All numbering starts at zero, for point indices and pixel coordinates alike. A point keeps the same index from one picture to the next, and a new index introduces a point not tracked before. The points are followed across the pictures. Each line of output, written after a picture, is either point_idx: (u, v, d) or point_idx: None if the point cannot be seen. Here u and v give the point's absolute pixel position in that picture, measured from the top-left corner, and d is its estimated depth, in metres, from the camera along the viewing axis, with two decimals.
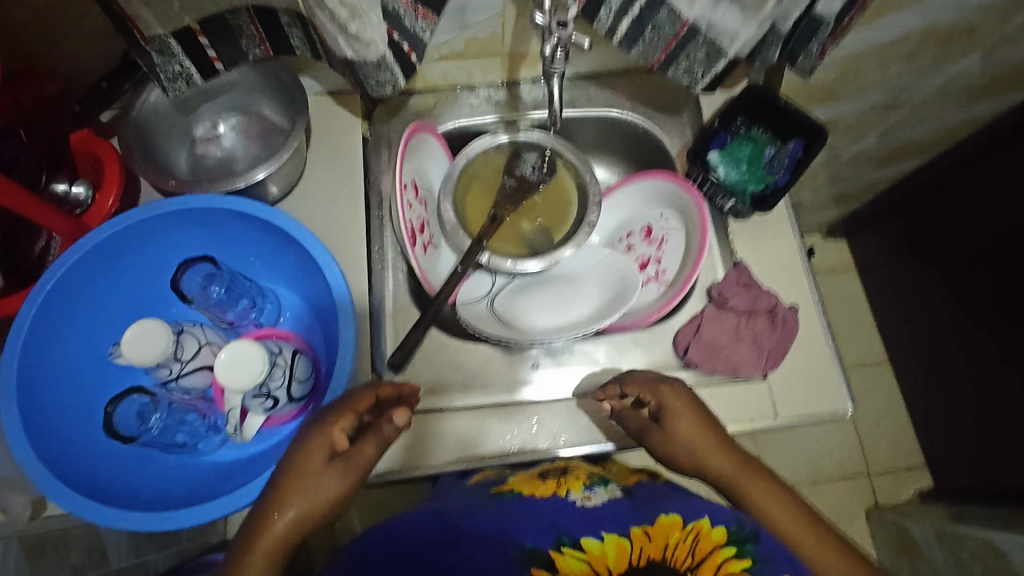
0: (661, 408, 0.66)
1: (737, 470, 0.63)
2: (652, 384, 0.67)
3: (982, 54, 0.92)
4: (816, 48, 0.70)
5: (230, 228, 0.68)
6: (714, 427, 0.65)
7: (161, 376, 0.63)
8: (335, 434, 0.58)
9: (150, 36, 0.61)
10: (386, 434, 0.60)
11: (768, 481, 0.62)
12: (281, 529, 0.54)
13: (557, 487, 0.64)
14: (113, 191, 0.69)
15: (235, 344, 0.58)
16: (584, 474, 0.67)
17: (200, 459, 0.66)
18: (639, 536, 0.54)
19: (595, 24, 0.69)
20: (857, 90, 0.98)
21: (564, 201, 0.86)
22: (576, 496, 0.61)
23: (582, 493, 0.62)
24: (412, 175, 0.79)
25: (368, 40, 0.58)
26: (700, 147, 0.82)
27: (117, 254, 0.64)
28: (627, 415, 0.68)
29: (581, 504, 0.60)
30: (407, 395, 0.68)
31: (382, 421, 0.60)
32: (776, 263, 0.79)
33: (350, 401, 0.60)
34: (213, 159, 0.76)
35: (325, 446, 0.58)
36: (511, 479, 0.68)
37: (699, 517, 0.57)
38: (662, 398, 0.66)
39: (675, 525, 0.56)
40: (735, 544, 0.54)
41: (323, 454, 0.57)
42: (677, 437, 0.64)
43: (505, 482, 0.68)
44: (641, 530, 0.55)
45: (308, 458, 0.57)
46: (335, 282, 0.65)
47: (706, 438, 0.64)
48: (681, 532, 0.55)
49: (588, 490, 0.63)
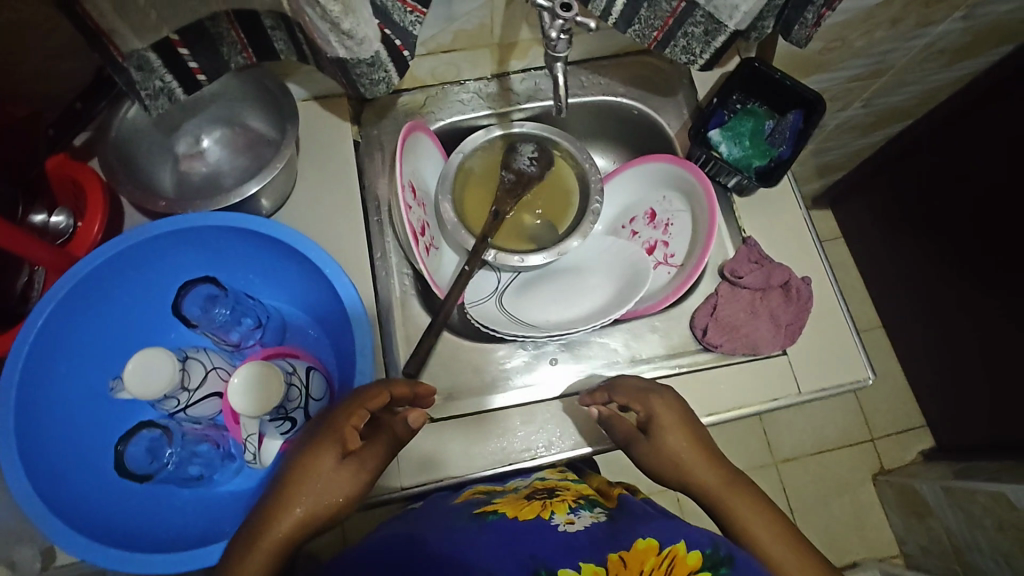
0: (654, 419, 0.63)
1: (722, 484, 0.60)
2: (642, 394, 0.65)
3: (962, 15, 0.92)
4: (812, 16, 0.69)
5: (227, 246, 0.64)
6: (703, 441, 0.62)
7: (169, 408, 0.59)
8: (347, 434, 0.56)
9: (127, 52, 0.57)
10: (397, 434, 0.59)
11: (753, 499, 0.59)
12: (289, 526, 0.52)
13: (540, 509, 0.63)
14: (98, 217, 0.66)
15: (246, 368, 0.54)
16: (569, 496, 0.67)
17: (216, 490, 0.63)
18: (616, 564, 0.52)
19: (589, 6, 0.67)
20: (843, 59, 0.98)
21: (564, 192, 0.84)
22: (558, 520, 0.60)
23: (566, 518, 0.61)
24: (409, 176, 0.76)
25: (361, 36, 0.55)
26: (701, 125, 0.80)
27: (110, 282, 0.61)
28: (614, 423, 0.66)
29: (563, 528, 0.58)
30: (422, 395, 0.64)
31: (393, 419, 0.59)
32: (784, 238, 0.79)
33: (364, 396, 0.57)
34: (199, 175, 0.73)
35: (337, 445, 0.55)
36: (499, 499, 0.66)
37: (676, 541, 0.54)
38: (654, 409, 0.64)
39: (652, 550, 0.54)
40: (711, 570, 0.50)
41: (334, 453, 0.55)
42: (665, 450, 0.62)
43: (491, 502, 0.65)
44: (617, 557, 0.53)
45: (318, 457, 0.55)
46: (346, 293, 0.62)
47: (696, 449, 0.61)
48: (656, 559, 0.53)
49: (572, 513, 0.62)
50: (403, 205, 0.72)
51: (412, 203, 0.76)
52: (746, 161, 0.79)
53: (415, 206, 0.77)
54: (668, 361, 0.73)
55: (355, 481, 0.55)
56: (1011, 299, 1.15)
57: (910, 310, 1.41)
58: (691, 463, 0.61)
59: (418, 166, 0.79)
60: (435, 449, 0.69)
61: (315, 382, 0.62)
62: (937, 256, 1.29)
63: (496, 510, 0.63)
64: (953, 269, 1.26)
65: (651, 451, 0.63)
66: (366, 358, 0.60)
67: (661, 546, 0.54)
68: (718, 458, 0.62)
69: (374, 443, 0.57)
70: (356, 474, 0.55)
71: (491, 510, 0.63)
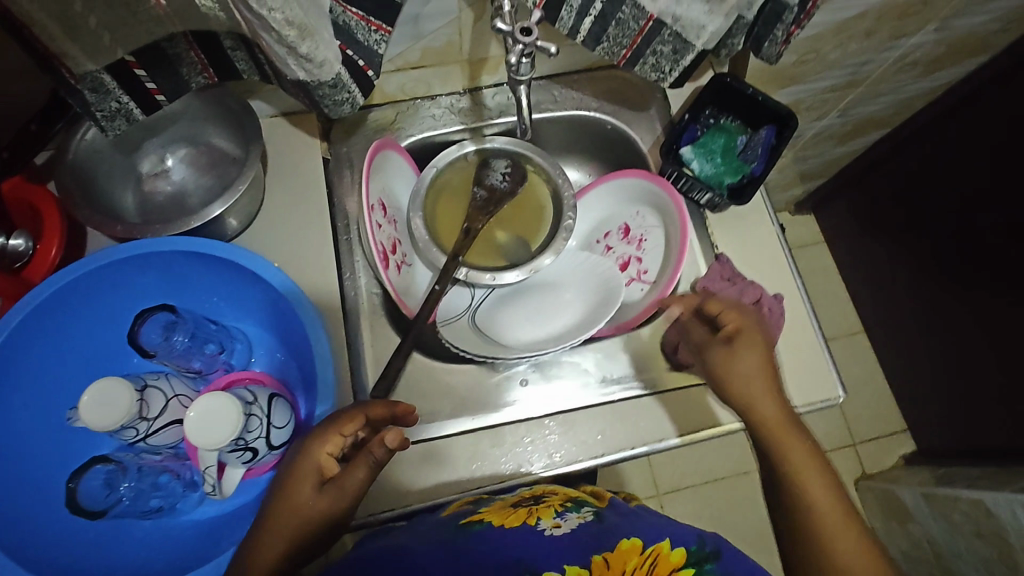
0: (738, 338, 0.67)
1: (780, 420, 0.63)
2: (740, 311, 0.68)
3: (936, 26, 0.92)
4: (782, 33, 0.68)
5: (186, 271, 0.63)
6: (771, 373, 0.66)
7: (125, 439, 0.58)
8: (322, 461, 0.56)
9: (80, 73, 0.56)
10: (376, 458, 0.55)
11: (808, 445, 0.62)
12: (276, 550, 0.55)
13: (526, 515, 0.61)
14: (56, 238, 0.64)
15: (203, 399, 0.53)
16: (556, 500, 0.65)
17: (179, 519, 0.62)
18: (600, 566, 0.54)
19: (557, 24, 0.66)
20: (818, 70, 0.98)
21: (539, 208, 0.83)
22: (545, 525, 0.59)
23: (552, 522, 0.60)
24: (378, 194, 0.76)
25: (321, 59, 0.54)
26: (672, 140, 0.79)
27: (65, 310, 0.59)
28: (692, 327, 0.70)
29: (550, 534, 0.58)
30: (403, 414, 0.59)
31: (371, 444, 0.55)
32: (756, 255, 0.78)
33: (337, 423, 0.57)
34: (163, 195, 0.72)
35: (315, 471, 0.56)
36: (484, 507, 0.64)
37: (660, 539, 0.58)
38: (742, 331, 0.67)
39: (635, 549, 0.56)
40: (694, 566, 0.55)
41: (311, 481, 0.56)
42: (740, 369, 0.65)
43: (477, 511, 0.63)
44: (600, 558, 0.54)
45: (297, 484, 0.56)
46: (308, 318, 0.61)
47: (764, 378, 0.65)
48: (638, 558, 0.55)
49: (559, 516, 0.61)
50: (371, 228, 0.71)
51: (381, 223, 0.75)
52: (713, 177, 0.80)
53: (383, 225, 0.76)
54: (639, 382, 0.73)
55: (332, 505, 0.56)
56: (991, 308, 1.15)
57: (891, 317, 1.42)
58: (753, 389, 0.64)
59: (384, 184, 0.77)
60: (405, 472, 0.68)
61: (278, 410, 0.60)
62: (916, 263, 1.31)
63: (481, 519, 0.61)
64: (934, 275, 1.27)
65: (718, 357, 0.67)
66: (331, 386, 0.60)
67: (643, 545, 0.57)
68: (779, 396, 0.65)
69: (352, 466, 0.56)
70: (334, 497, 0.56)
71: (476, 520, 0.61)
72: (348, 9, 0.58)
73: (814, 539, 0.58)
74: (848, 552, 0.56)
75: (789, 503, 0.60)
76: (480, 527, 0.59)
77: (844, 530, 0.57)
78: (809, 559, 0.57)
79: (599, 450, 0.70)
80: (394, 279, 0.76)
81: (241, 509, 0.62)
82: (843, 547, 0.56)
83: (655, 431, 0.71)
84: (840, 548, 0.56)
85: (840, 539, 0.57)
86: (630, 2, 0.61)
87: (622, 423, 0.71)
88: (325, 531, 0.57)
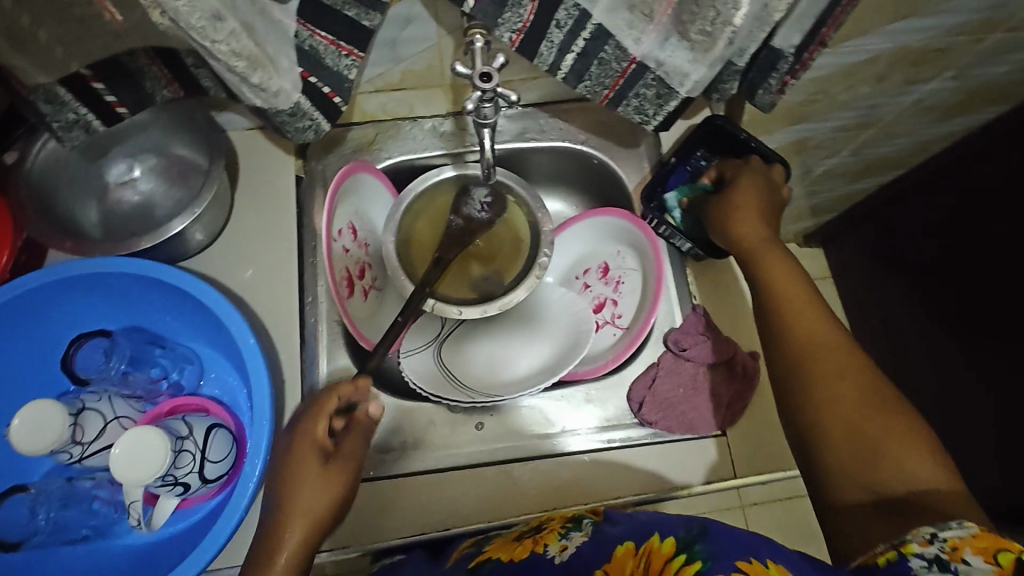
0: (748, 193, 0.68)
1: (760, 242, 0.65)
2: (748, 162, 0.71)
3: (953, 74, 0.85)
4: (776, 82, 0.65)
5: (128, 291, 0.63)
6: (760, 208, 0.67)
7: (62, 459, 0.57)
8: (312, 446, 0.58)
9: (32, 84, 0.54)
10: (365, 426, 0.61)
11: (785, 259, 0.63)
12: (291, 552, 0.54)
13: (532, 545, 0.56)
14: (6, 248, 0.63)
15: (127, 434, 0.52)
16: (556, 524, 0.60)
17: (111, 543, 0.59)
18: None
19: (536, 60, 0.62)
20: (827, 111, 0.89)
21: (517, 238, 0.79)
22: (552, 551, 0.54)
23: (560, 545, 0.55)
24: (348, 217, 0.74)
25: (276, 89, 0.53)
26: (656, 185, 0.77)
27: (14, 323, 0.60)
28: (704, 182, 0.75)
29: (559, 560, 0.52)
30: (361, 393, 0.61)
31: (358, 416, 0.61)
32: (730, 311, 0.76)
33: (315, 409, 0.58)
34: (128, 205, 0.70)
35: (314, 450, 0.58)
36: (488, 547, 0.59)
37: (650, 534, 0.52)
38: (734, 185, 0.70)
39: (630, 552, 0.50)
40: (684, 551, 0.47)
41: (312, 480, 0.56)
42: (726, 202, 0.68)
43: (482, 551, 0.59)
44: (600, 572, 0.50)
45: (312, 474, 0.56)
46: (249, 353, 0.60)
47: (753, 211, 0.66)
48: (633, 559, 0.50)
49: (564, 538, 0.56)
50: (333, 261, 0.70)
51: (348, 247, 0.74)
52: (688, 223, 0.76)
53: (353, 249, 0.75)
54: (599, 434, 0.71)
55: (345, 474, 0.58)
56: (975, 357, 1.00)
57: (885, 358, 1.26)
58: (745, 219, 0.66)
59: (352, 212, 0.75)
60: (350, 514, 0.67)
61: (216, 442, 0.60)
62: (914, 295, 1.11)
63: (489, 558, 0.56)
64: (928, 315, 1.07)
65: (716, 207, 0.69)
66: (262, 428, 0.58)
67: (638, 546, 0.51)
68: (766, 221, 0.67)
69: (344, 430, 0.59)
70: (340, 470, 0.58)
71: (486, 559, 0.56)
72: (317, 33, 0.56)
73: (784, 334, 0.57)
74: (816, 337, 0.56)
75: (764, 306, 0.60)
76: (491, 566, 0.55)
77: (816, 326, 0.57)
78: (782, 347, 0.57)
79: (549, 504, 0.67)
80: (353, 309, 0.74)
81: (172, 542, 0.59)
82: (812, 342, 0.56)
83: (610, 489, 0.68)
84: (810, 342, 0.56)
85: (807, 336, 0.56)
86: (613, 42, 0.58)
87: (576, 477, 0.68)
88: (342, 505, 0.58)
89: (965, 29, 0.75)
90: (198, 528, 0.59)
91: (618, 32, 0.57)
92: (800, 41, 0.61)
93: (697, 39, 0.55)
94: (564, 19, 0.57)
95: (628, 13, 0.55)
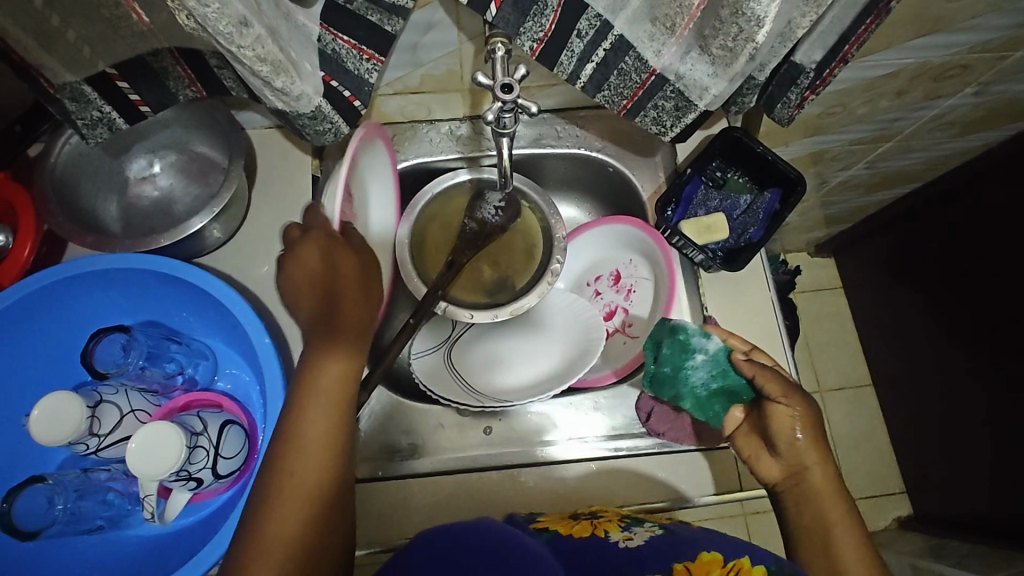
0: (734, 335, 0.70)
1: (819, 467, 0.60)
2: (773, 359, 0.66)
3: (974, 90, 0.84)
4: (795, 97, 0.65)
5: (147, 286, 0.64)
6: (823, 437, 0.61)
7: (79, 450, 0.58)
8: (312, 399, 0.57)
9: (59, 83, 0.55)
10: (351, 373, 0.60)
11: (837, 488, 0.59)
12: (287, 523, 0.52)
13: (592, 527, 0.57)
14: (28, 240, 0.63)
15: (144, 428, 0.53)
16: (614, 516, 0.61)
17: (124, 533, 0.61)
18: (683, 572, 0.49)
19: (556, 69, 0.62)
20: (844, 124, 0.88)
21: (529, 243, 0.80)
22: (617, 537, 0.55)
23: (623, 535, 0.56)
24: (354, 185, 0.69)
25: (298, 94, 0.53)
26: (671, 194, 0.76)
27: (33, 315, 0.60)
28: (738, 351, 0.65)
29: (627, 545, 0.53)
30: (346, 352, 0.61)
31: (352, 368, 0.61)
32: (746, 320, 0.75)
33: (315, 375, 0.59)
34: (148, 200, 0.71)
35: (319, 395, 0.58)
36: (544, 517, 0.62)
37: (739, 555, 0.52)
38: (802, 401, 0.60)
39: (716, 561, 0.50)
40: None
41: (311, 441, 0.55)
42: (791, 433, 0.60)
43: (539, 519, 0.61)
44: (682, 565, 0.49)
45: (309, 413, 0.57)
46: (264, 353, 0.60)
47: (815, 440, 0.60)
48: (721, 570, 0.49)
49: (626, 530, 0.57)
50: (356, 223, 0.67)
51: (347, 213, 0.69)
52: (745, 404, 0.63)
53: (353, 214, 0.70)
54: (606, 443, 0.71)
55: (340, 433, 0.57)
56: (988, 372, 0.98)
57: (894, 369, 1.20)
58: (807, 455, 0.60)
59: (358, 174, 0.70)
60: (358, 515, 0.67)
61: (230, 438, 0.60)
62: (922, 307, 1.10)
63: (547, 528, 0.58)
64: (940, 325, 1.06)
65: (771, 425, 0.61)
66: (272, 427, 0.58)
67: (725, 559, 0.51)
68: (825, 452, 0.60)
69: (329, 348, 0.60)
70: (337, 407, 0.58)
71: (545, 528, 0.58)
72: (339, 37, 0.56)
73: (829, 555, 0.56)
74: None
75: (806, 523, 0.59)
76: (550, 535, 0.56)
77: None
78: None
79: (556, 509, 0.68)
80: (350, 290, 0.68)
81: (184, 533, 0.61)
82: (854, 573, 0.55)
83: (618, 495, 0.68)
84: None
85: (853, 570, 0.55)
86: (633, 54, 0.58)
87: (584, 484, 0.69)
88: (342, 474, 0.56)
89: (989, 46, 0.74)
90: (208, 521, 0.60)
91: (639, 44, 0.57)
92: (822, 58, 0.61)
93: (718, 54, 0.54)
94: (586, 29, 0.57)
95: (650, 25, 0.55)
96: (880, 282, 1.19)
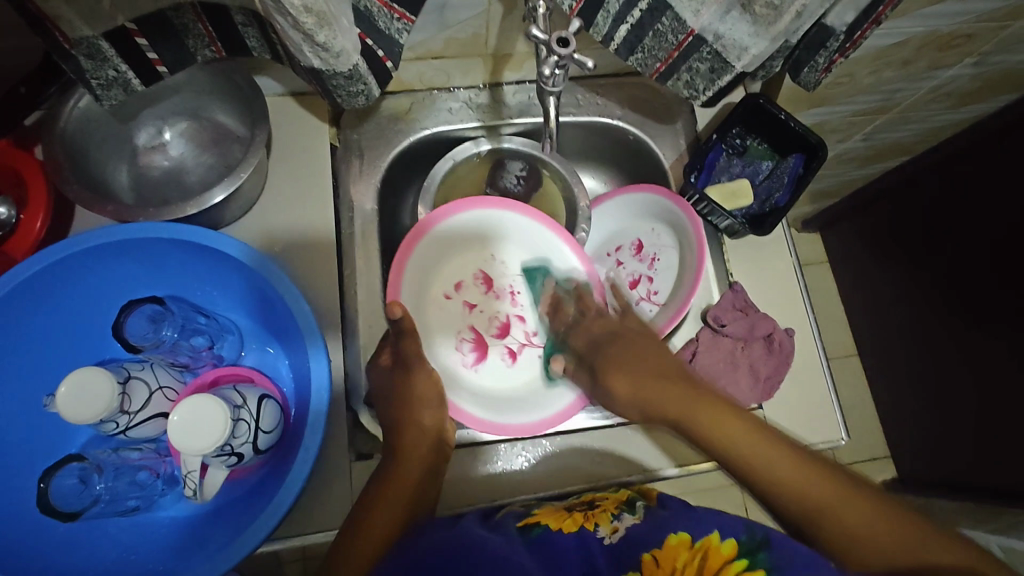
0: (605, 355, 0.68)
1: (664, 386, 0.58)
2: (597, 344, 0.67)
3: (974, 61, 0.84)
4: (824, 61, 0.65)
5: (168, 258, 0.61)
6: (653, 371, 0.60)
7: (107, 430, 0.55)
8: (415, 419, 0.64)
9: (75, 37, 0.51)
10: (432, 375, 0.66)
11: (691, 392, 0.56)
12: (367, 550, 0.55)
13: (583, 520, 0.59)
14: (39, 213, 0.60)
15: (186, 401, 0.50)
16: (610, 505, 0.62)
17: (157, 514, 0.60)
18: (649, 565, 0.52)
19: (591, 30, 0.62)
20: (849, 94, 0.89)
21: (552, 214, 0.80)
22: (602, 532, 0.57)
23: (611, 527, 0.57)
24: (454, 278, 0.75)
25: (338, 49, 0.51)
26: (695, 159, 0.77)
27: (48, 292, 0.58)
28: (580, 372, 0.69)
29: (609, 541, 0.56)
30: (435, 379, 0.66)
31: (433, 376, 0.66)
32: (771, 285, 0.77)
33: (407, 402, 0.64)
34: (159, 170, 0.68)
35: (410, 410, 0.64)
36: (540, 509, 0.63)
37: (709, 531, 0.52)
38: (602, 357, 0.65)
39: (684, 544, 0.52)
40: (747, 557, 0.48)
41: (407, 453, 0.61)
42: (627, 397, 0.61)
43: (533, 512, 0.62)
44: (649, 557, 0.53)
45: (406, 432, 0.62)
46: (304, 320, 0.59)
47: (641, 382, 0.60)
48: (689, 553, 0.52)
49: (616, 519, 0.59)
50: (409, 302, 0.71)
51: (518, 293, 0.76)
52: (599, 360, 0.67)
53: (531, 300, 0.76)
54: None
55: (430, 449, 0.63)
56: (965, 343, 0.99)
57: None
58: (663, 401, 0.57)
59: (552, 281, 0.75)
60: None
61: (267, 413, 0.58)
62: None
63: (540, 522, 0.60)
64: (926, 297, 1.05)
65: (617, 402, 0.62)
66: (320, 411, 0.57)
67: (693, 539, 0.52)
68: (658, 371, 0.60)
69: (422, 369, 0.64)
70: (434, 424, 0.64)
71: (534, 522, 0.60)
72: None
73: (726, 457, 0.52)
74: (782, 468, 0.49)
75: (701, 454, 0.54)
76: (543, 532, 0.58)
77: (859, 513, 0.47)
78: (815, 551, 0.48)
79: (594, 478, 0.69)
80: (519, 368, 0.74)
81: (220, 511, 0.60)
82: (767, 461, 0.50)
83: (652, 462, 0.70)
84: (876, 561, 0.45)
85: (759, 455, 0.50)
86: (670, 14, 0.57)
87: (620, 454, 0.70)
88: (424, 479, 0.61)
89: (993, 16, 0.74)
90: (244, 502, 0.59)
91: (678, 4, 0.56)
92: (854, 20, 0.60)
93: (762, 12, 0.54)
94: None
95: None
96: (863, 255, 1.16)
